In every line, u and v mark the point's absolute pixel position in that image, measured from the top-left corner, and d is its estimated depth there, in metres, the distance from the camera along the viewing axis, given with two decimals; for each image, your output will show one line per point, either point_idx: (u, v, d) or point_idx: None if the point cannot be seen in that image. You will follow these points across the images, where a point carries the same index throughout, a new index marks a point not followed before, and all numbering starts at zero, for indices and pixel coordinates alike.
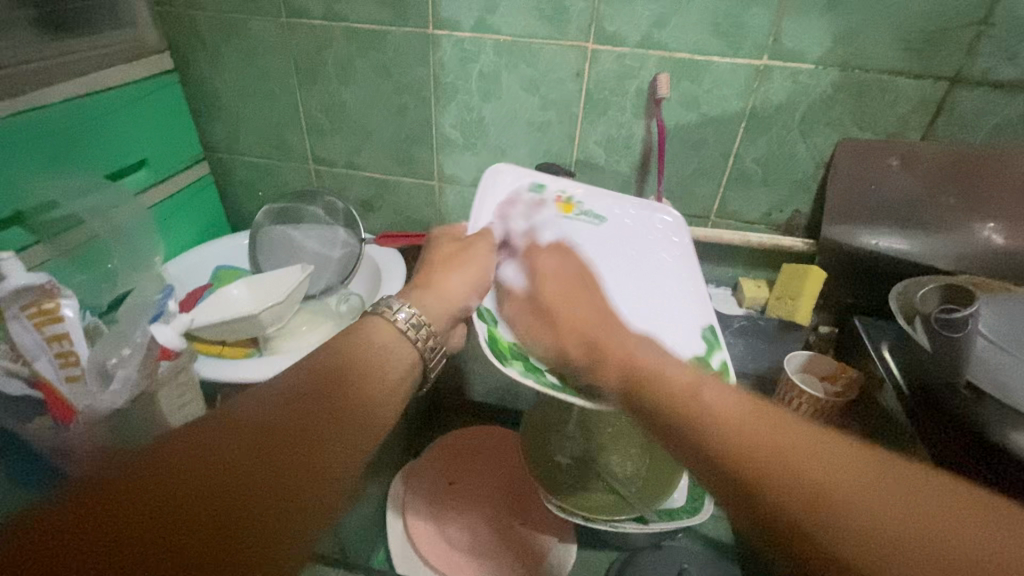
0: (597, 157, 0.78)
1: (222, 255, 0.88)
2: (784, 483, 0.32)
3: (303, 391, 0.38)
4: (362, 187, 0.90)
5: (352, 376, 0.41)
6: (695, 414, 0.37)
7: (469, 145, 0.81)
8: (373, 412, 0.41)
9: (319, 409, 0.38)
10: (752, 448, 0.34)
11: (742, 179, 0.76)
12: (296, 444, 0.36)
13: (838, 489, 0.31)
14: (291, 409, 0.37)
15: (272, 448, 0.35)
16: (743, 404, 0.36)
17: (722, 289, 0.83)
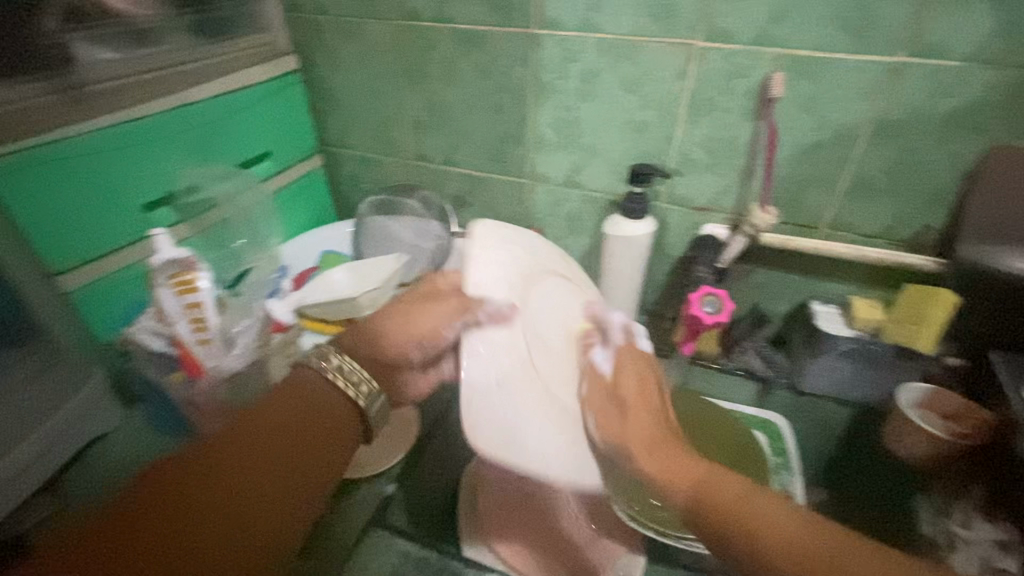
0: (697, 159, 0.74)
1: (329, 240, 0.96)
2: (720, 500, 0.50)
3: (285, 415, 0.53)
4: (457, 183, 0.94)
5: (295, 415, 0.54)
6: (734, 513, 0.48)
7: (563, 144, 0.81)
8: (318, 416, 0.54)
9: (271, 426, 0.52)
10: (810, 555, 0.44)
11: (862, 187, 0.69)
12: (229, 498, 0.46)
13: (751, 503, 0.48)
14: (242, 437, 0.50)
15: (228, 472, 0.48)
16: (760, 495, 0.49)
17: (828, 307, 0.76)
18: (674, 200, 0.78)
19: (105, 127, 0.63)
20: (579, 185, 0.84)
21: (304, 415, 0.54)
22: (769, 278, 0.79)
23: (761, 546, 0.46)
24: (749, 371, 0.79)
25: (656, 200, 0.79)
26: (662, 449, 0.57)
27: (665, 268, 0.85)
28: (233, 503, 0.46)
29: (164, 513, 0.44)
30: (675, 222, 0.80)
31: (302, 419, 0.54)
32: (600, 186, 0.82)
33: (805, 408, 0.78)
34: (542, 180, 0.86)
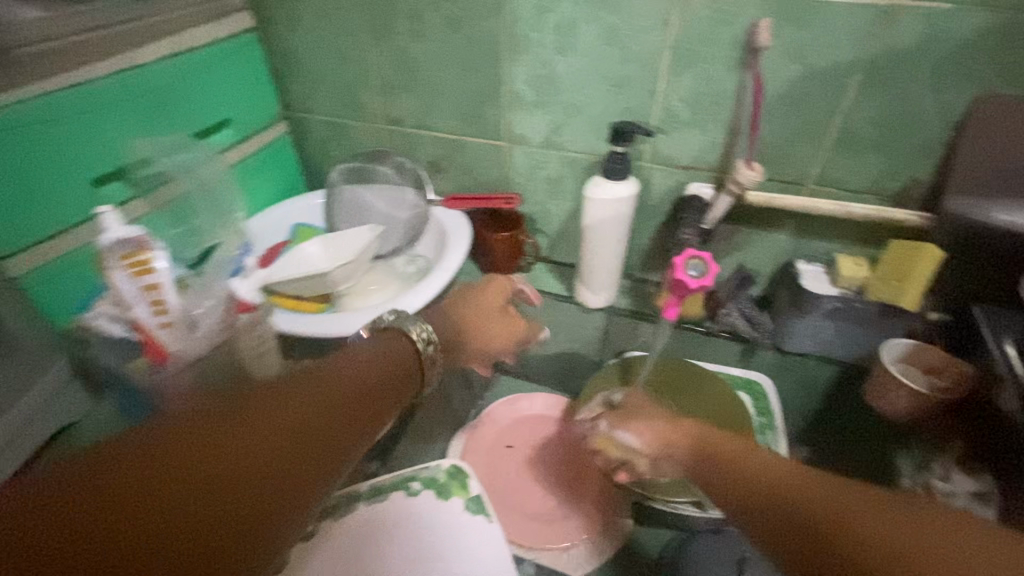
0: (680, 116, 0.71)
1: (299, 213, 0.92)
2: (786, 506, 0.42)
3: (315, 377, 0.43)
4: (431, 147, 0.89)
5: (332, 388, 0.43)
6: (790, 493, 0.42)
7: (541, 102, 0.77)
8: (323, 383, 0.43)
9: (328, 376, 0.44)
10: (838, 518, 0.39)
11: (850, 141, 0.67)
12: (252, 435, 0.36)
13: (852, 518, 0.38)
14: (278, 399, 0.39)
15: (252, 421, 0.36)
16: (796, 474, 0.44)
17: (813, 265, 0.74)
18: (657, 160, 0.75)
19: (27, 97, 0.56)
20: (559, 146, 0.80)
21: (314, 387, 0.42)
22: (754, 238, 0.77)
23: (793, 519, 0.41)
24: (734, 332, 0.78)
25: (639, 160, 0.76)
26: (724, 451, 0.54)
27: (648, 232, 0.82)
28: (251, 453, 0.35)
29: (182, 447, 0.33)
30: (658, 183, 0.77)
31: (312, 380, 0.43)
32: (581, 147, 0.79)
33: (789, 367, 0.78)
34: (520, 142, 0.82)
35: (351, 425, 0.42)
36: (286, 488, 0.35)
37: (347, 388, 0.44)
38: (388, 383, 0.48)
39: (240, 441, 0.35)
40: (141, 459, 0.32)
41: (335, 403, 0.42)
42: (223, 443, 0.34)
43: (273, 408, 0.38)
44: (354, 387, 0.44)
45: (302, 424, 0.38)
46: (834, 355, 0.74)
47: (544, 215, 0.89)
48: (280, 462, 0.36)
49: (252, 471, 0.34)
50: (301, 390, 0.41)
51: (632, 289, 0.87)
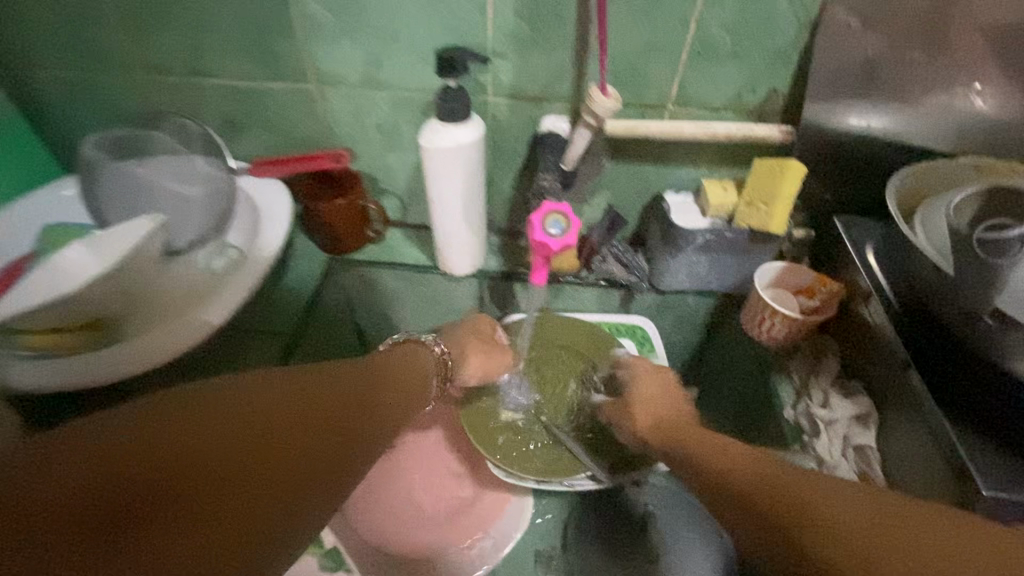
0: (518, 35, 0.58)
1: (50, 210, 0.68)
2: (758, 489, 0.40)
3: (326, 382, 0.42)
4: (219, 100, 0.69)
5: (360, 381, 0.46)
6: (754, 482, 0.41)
7: (346, 28, 0.60)
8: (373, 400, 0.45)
9: (360, 374, 0.47)
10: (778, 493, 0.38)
11: (707, 51, 0.59)
12: (257, 457, 0.33)
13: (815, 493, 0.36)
14: (322, 385, 0.41)
15: (264, 435, 0.34)
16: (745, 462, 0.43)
17: (681, 194, 0.69)
18: (501, 93, 0.63)
19: None
20: (382, 85, 0.64)
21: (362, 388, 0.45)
22: (621, 173, 0.69)
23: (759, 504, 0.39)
24: (611, 280, 0.72)
25: (481, 95, 0.63)
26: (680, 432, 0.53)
27: (508, 179, 0.71)
28: (257, 464, 0.33)
29: (255, 416, 0.35)
30: (508, 122, 0.65)
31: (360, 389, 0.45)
32: (409, 84, 0.63)
33: (669, 306, 0.74)
34: (332, 83, 0.65)
35: (352, 440, 0.40)
36: (285, 509, 0.33)
37: (377, 394, 0.46)
38: (390, 404, 0.47)
39: (248, 456, 0.33)
40: (154, 440, 0.30)
41: (340, 416, 0.40)
42: (289, 422, 0.36)
43: (281, 417, 0.36)
44: (359, 401, 0.43)
45: (311, 438, 0.37)
46: (710, 287, 0.70)
47: (385, 173, 0.74)
48: (286, 481, 0.34)
49: (252, 481, 0.32)
50: (310, 398, 0.39)
51: (500, 247, 0.77)
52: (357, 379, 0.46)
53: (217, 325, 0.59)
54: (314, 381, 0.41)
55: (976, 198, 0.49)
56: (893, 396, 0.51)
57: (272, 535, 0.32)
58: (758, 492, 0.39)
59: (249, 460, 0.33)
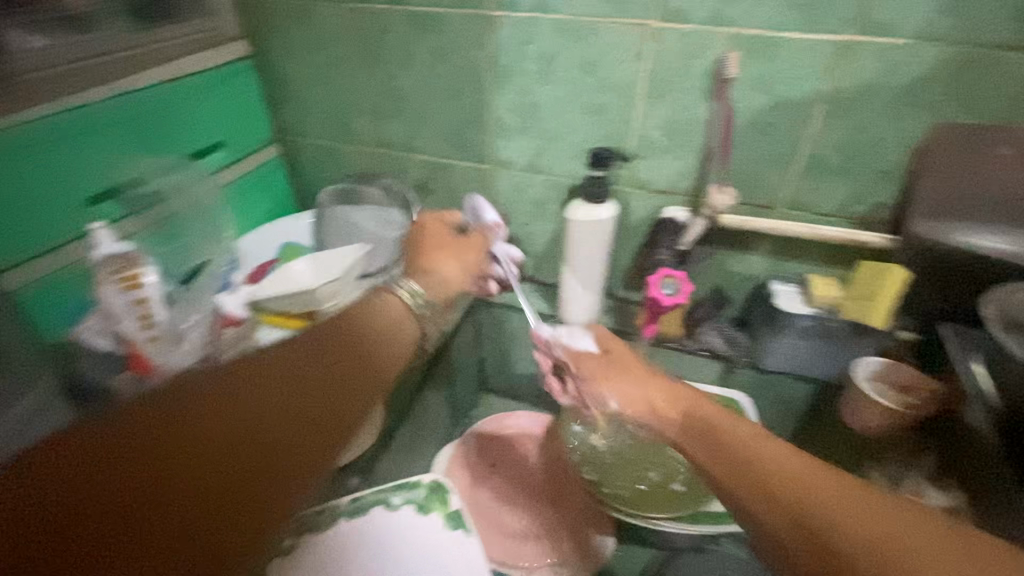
0: (656, 142, 0.74)
1: (289, 233, 0.93)
2: (850, 534, 0.39)
3: (307, 358, 0.48)
4: (419, 171, 0.92)
5: (314, 367, 0.47)
6: (825, 519, 0.40)
7: (524, 128, 0.80)
8: (324, 393, 0.46)
9: (315, 363, 0.48)
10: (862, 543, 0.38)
11: (816, 166, 0.70)
12: (155, 467, 0.38)
13: (901, 544, 0.38)
14: (248, 408, 0.43)
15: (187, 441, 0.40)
16: (845, 497, 0.41)
17: (788, 286, 0.77)
18: (635, 184, 0.78)
19: (38, 117, 0.60)
20: (541, 170, 0.83)
21: (301, 376, 0.46)
22: (731, 259, 0.80)
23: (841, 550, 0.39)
24: (712, 350, 0.80)
25: (618, 184, 0.79)
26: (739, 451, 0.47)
27: (630, 253, 0.84)
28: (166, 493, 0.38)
29: (146, 452, 0.38)
30: (637, 206, 0.80)
31: (320, 385, 0.47)
32: (563, 170, 0.82)
33: (767, 385, 0.79)
34: (504, 165, 0.85)
35: (331, 414, 0.46)
36: (224, 512, 0.39)
37: (315, 387, 0.47)
38: (346, 385, 0.48)
39: (144, 494, 0.37)
40: (79, 478, 0.37)
41: (283, 404, 0.44)
42: (192, 446, 0.40)
43: (192, 441, 0.40)
44: (326, 367, 0.48)
45: (257, 444, 0.42)
46: (810, 373, 0.76)
47: (529, 237, 0.92)
48: (222, 484, 0.39)
49: (156, 517, 0.37)
50: (245, 406, 0.43)
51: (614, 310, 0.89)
52: (298, 371, 0.47)
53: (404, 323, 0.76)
54: (224, 404, 0.42)
55: None
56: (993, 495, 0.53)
57: (241, 504, 0.39)
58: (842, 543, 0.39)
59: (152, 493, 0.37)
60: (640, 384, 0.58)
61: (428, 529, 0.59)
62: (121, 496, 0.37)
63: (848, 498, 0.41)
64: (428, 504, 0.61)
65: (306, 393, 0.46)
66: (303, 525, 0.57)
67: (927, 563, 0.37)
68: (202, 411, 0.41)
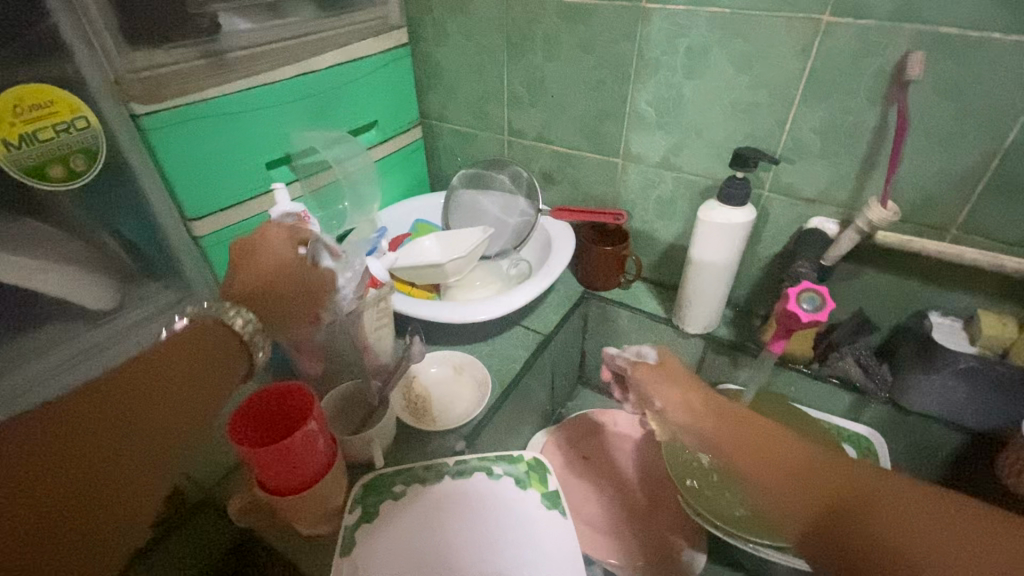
0: (810, 146, 0.69)
1: (422, 210, 1.00)
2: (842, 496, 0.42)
3: (141, 368, 0.44)
4: (548, 160, 0.94)
5: (174, 374, 0.46)
6: (821, 471, 0.44)
7: (662, 123, 0.79)
8: (181, 403, 0.45)
9: (156, 367, 0.45)
10: (857, 497, 0.41)
11: (1010, 186, 0.61)
12: (70, 444, 0.38)
13: (884, 502, 0.40)
14: (99, 419, 0.41)
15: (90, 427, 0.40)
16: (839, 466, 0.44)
17: (949, 320, 0.68)
18: (778, 190, 0.73)
19: (237, 90, 0.69)
20: (675, 167, 0.81)
21: (147, 386, 0.44)
22: (881, 282, 0.72)
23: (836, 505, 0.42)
24: (844, 378, 0.74)
25: (759, 189, 0.75)
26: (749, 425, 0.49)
27: (761, 262, 0.80)
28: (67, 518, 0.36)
29: (47, 476, 0.37)
30: (776, 214, 0.75)
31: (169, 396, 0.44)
32: (698, 170, 0.79)
33: (905, 423, 0.72)
34: (636, 161, 0.84)
35: (174, 422, 0.44)
36: (94, 523, 0.37)
37: (171, 396, 0.44)
38: (193, 391, 0.46)
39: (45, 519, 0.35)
40: None
41: (163, 404, 0.44)
42: (73, 462, 0.38)
43: (63, 458, 0.38)
44: (180, 375, 0.46)
45: (111, 452, 0.40)
46: (962, 422, 0.67)
47: (650, 234, 0.90)
48: (97, 504, 0.38)
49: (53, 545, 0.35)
50: (92, 413, 0.40)
51: (733, 319, 0.85)
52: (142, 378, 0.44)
53: (517, 304, 0.79)
54: (85, 414, 0.40)
55: None
56: None
57: (105, 520, 0.38)
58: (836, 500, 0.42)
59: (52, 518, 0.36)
60: (675, 386, 0.55)
61: (526, 501, 0.61)
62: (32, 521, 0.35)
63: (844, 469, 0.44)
64: (527, 478, 0.63)
65: (154, 402, 0.43)
66: (412, 476, 0.61)
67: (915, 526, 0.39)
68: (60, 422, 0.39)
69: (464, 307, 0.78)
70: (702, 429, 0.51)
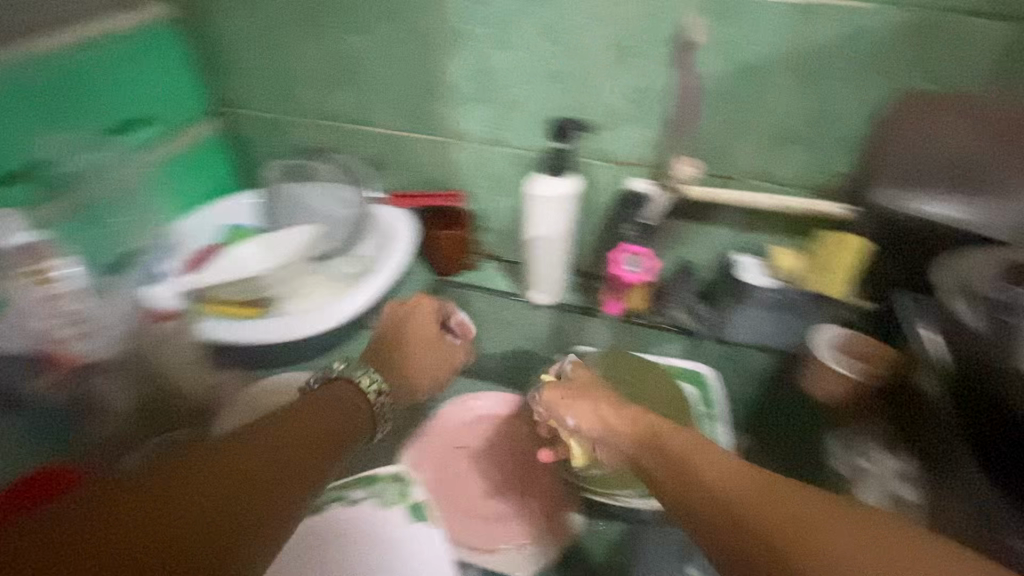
0: (620, 112, 0.71)
1: (230, 215, 0.86)
2: (734, 500, 0.45)
3: (290, 422, 0.51)
4: (371, 145, 0.86)
5: (291, 442, 0.48)
6: (699, 467, 0.49)
7: (482, 96, 0.76)
8: (308, 476, 0.47)
9: (282, 432, 0.49)
10: (734, 504, 0.44)
11: (781, 136, 0.69)
12: (224, 486, 0.41)
13: (775, 513, 0.42)
14: (255, 455, 0.44)
15: (175, 483, 0.39)
16: (719, 461, 0.49)
17: (748, 257, 0.77)
18: (599, 156, 0.75)
19: None
20: (502, 142, 0.79)
21: (281, 438, 0.48)
22: (696, 233, 0.79)
23: (732, 505, 0.44)
24: (677, 325, 0.80)
25: (582, 156, 0.77)
26: (646, 425, 0.57)
27: (595, 227, 0.83)
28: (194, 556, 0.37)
29: (171, 519, 0.37)
30: (601, 179, 0.78)
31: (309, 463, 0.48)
32: (524, 143, 0.78)
33: (734, 356, 0.78)
34: (463, 138, 0.81)
35: (269, 492, 0.43)
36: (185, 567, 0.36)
37: (284, 453, 0.47)
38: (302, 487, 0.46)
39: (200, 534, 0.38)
40: (156, 523, 0.37)
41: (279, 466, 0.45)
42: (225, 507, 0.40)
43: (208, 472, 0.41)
44: (286, 452, 0.47)
45: (236, 496, 0.41)
46: (770, 344, 0.77)
47: (491, 213, 0.88)
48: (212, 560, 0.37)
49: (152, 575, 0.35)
50: (267, 452, 0.46)
51: (580, 286, 0.87)
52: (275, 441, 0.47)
53: (361, 305, 0.75)
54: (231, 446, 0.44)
55: (997, 265, 0.54)
56: (944, 466, 0.56)
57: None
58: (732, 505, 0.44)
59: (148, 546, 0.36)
60: (593, 400, 0.62)
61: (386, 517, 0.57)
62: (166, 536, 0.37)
63: (740, 473, 0.47)
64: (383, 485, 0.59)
65: (309, 456, 0.49)
66: None
67: (827, 535, 0.39)
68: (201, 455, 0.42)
69: (279, 324, 0.72)
70: (620, 435, 0.59)
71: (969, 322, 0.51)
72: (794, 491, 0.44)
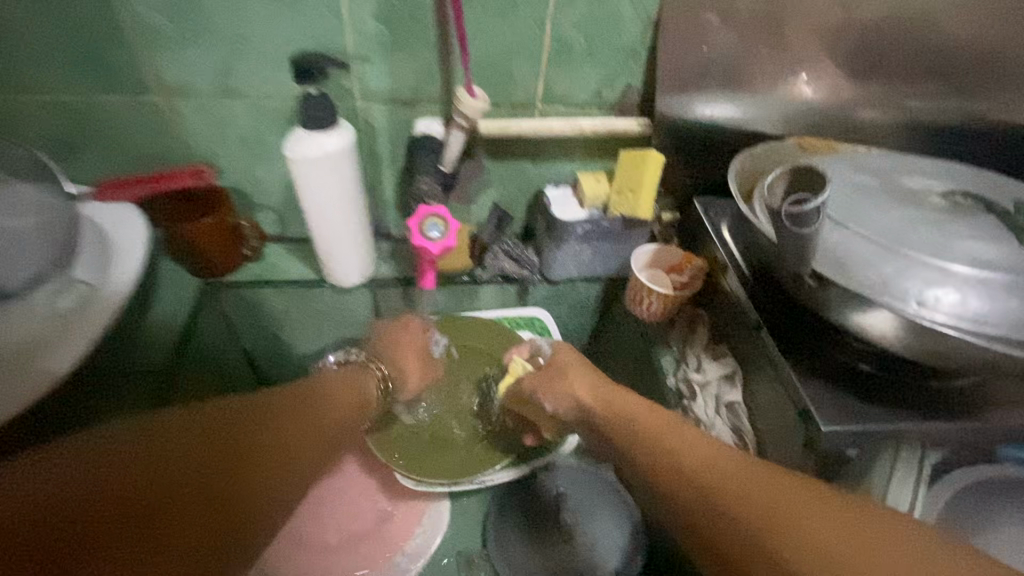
0: (379, 39, 0.58)
1: None
2: (710, 480, 0.42)
3: (300, 398, 0.52)
4: (49, 119, 0.62)
5: (310, 409, 0.52)
6: (678, 458, 0.45)
7: (187, 34, 0.57)
8: (312, 433, 0.50)
9: (296, 408, 0.51)
10: (705, 482, 0.43)
11: (564, 51, 0.62)
12: (238, 444, 0.43)
13: (756, 495, 0.40)
14: (251, 423, 0.45)
15: (198, 438, 0.41)
16: (699, 442, 0.46)
17: (560, 188, 0.72)
18: (370, 97, 0.62)
19: None
20: (239, 93, 0.61)
21: (292, 405, 0.50)
22: (503, 170, 0.71)
23: (699, 490, 0.42)
24: (506, 275, 0.73)
25: (349, 100, 0.62)
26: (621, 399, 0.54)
27: (391, 183, 0.70)
28: (217, 482, 0.40)
29: (193, 463, 0.40)
30: (380, 125, 0.65)
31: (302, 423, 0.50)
32: (270, 91, 0.61)
33: (562, 294, 0.77)
34: (182, 93, 0.61)
35: (287, 456, 0.46)
36: (217, 513, 0.39)
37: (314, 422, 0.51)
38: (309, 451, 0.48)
39: (216, 480, 0.40)
40: (175, 469, 0.39)
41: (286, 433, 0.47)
42: (226, 454, 0.42)
43: (219, 436, 0.42)
44: (308, 428, 0.50)
45: (255, 454, 0.43)
46: (594, 273, 0.74)
47: (257, 187, 0.70)
48: (226, 512, 0.40)
49: (184, 518, 0.38)
50: (262, 416, 0.46)
51: (392, 253, 0.75)
52: (290, 409, 0.50)
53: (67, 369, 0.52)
54: (244, 405, 0.46)
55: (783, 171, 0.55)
56: (754, 357, 0.57)
57: (229, 539, 0.39)
58: (699, 492, 0.42)
59: (163, 511, 0.37)
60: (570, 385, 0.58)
61: None
62: (168, 491, 0.38)
63: (709, 454, 0.44)
64: None
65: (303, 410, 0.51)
66: None
67: (791, 516, 0.38)
68: (230, 415, 0.44)
69: None
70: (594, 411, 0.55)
71: (765, 230, 0.51)
72: (774, 479, 0.41)
